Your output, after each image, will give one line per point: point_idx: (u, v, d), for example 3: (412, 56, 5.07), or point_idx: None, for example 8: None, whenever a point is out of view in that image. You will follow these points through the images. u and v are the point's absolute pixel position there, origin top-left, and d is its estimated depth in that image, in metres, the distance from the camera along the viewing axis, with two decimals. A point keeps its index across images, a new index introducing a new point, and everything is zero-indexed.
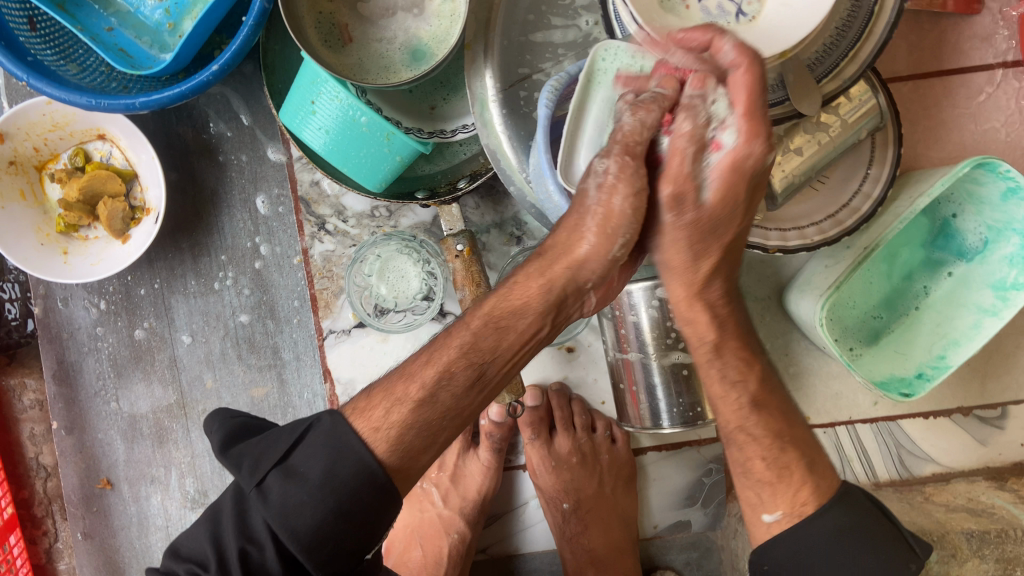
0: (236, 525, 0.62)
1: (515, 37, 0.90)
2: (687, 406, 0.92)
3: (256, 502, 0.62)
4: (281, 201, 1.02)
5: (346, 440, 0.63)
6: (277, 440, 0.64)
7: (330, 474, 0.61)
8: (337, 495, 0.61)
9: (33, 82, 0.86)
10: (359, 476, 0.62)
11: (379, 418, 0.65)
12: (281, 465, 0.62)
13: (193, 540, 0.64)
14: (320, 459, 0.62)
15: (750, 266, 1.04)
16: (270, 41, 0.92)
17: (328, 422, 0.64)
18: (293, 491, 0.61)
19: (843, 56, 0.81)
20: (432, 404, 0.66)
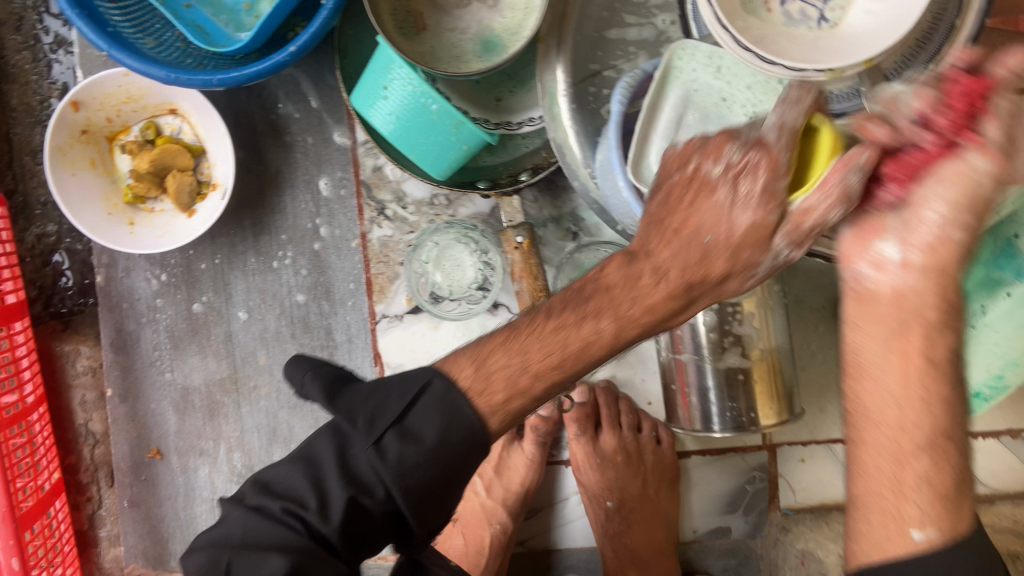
0: (339, 462, 0.61)
1: (588, 32, 0.90)
2: (741, 410, 0.91)
3: (368, 452, 0.61)
4: (343, 184, 1.03)
5: (459, 404, 0.61)
6: (385, 393, 0.63)
7: (444, 439, 0.61)
8: (447, 462, 0.61)
9: (114, 53, 0.87)
10: (469, 442, 0.61)
11: (502, 394, 0.61)
12: (397, 426, 0.61)
13: (286, 477, 0.63)
14: (435, 420, 0.61)
15: (807, 274, 1.03)
16: (344, 27, 0.94)
17: (441, 385, 0.62)
18: (408, 452, 0.60)
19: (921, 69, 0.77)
20: (550, 360, 0.61)
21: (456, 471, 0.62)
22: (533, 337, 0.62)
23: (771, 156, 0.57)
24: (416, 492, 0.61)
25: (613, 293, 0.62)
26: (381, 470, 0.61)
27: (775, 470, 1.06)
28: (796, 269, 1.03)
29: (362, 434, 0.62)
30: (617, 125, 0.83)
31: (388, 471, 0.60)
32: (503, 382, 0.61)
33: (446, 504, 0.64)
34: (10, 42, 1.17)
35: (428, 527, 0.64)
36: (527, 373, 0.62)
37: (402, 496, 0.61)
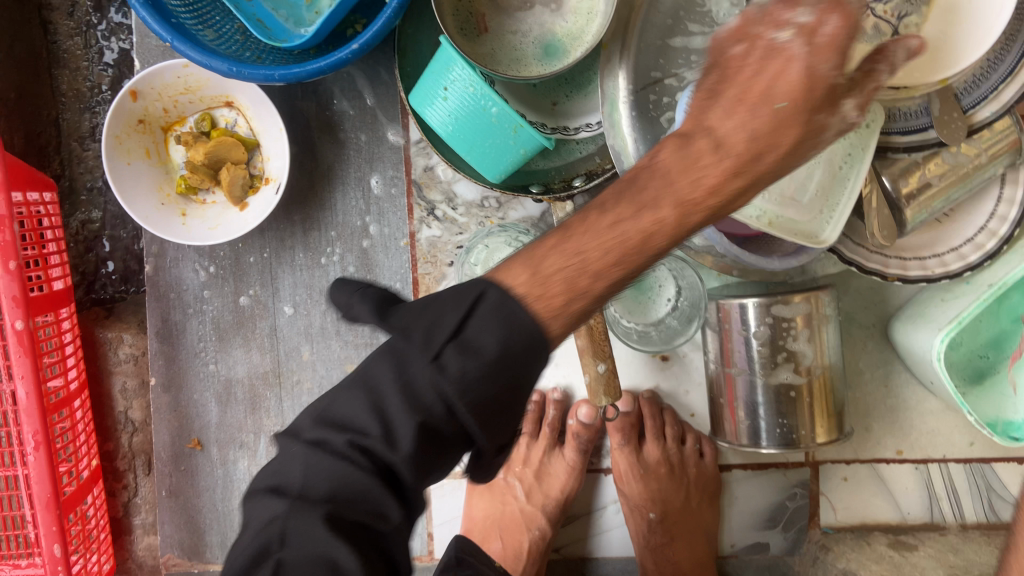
0: (397, 383, 0.52)
1: (651, 40, 0.90)
2: (790, 428, 0.89)
3: (428, 371, 0.51)
4: (395, 182, 1.02)
5: (519, 308, 0.51)
6: (440, 305, 0.54)
7: (507, 348, 0.51)
8: (511, 373, 0.51)
9: (177, 44, 0.87)
10: (532, 346, 0.51)
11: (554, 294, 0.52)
12: (456, 339, 0.52)
13: (346, 406, 0.55)
14: (493, 330, 0.51)
15: (858, 291, 1.02)
16: (405, 25, 0.93)
17: (496, 294, 0.52)
18: (469, 365, 0.51)
19: (993, 89, 0.80)
20: (611, 253, 0.53)
21: (521, 378, 0.52)
22: (586, 239, 0.53)
23: (844, 10, 0.53)
24: (481, 411, 0.51)
25: (667, 172, 0.55)
26: (441, 388, 0.51)
27: (816, 487, 1.06)
28: (848, 285, 1.02)
29: (419, 353, 0.53)
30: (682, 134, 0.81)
31: (451, 390, 0.51)
32: (559, 285, 0.52)
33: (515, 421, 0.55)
34: (62, 28, 1.18)
35: (498, 443, 0.54)
36: (583, 259, 0.53)
37: (466, 417, 0.51)
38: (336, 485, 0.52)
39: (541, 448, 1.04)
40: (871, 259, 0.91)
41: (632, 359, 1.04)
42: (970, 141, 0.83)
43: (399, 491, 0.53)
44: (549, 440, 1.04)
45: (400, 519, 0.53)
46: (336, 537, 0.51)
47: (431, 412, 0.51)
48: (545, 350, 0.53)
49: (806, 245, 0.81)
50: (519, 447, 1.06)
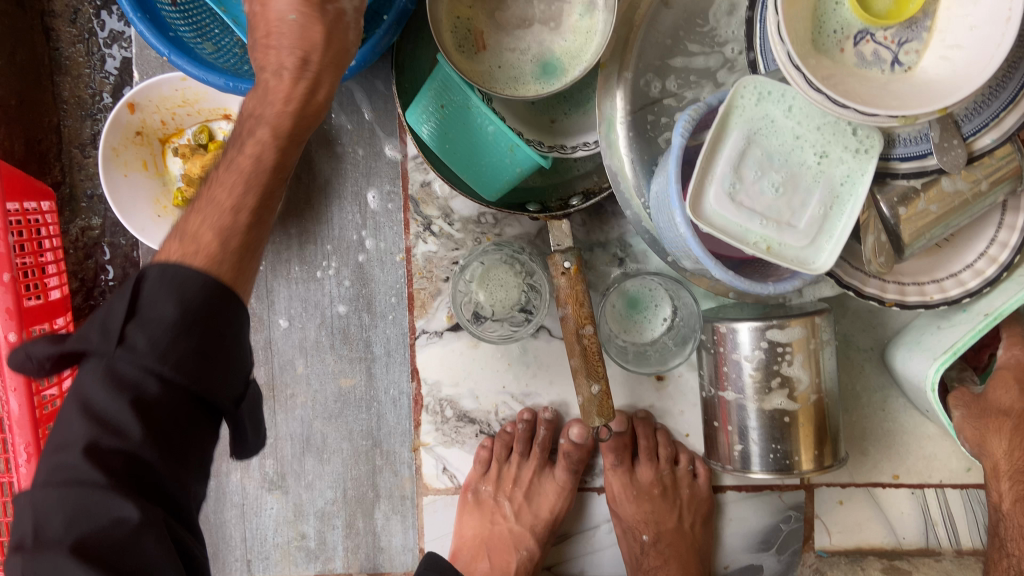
0: (100, 378, 0.58)
1: (651, 60, 0.89)
2: (783, 453, 0.89)
3: (123, 355, 0.58)
4: (391, 198, 1.02)
5: (181, 272, 0.61)
6: (110, 305, 0.60)
7: (184, 307, 0.59)
8: (203, 316, 0.60)
9: (174, 59, 0.87)
10: (208, 294, 0.61)
11: (206, 233, 0.65)
12: (132, 319, 0.59)
13: (65, 435, 0.58)
14: (166, 296, 0.59)
15: (855, 315, 1.02)
16: (404, 41, 0.93)
17: (158, 271, 0.61)
18: (156, 332, 0.58)
19: (994, 116, 0.78)
20: (247, 194, 0.67)
21: (219, 331, 0.61)
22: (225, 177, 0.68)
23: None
24: (186, 364, 0.59)
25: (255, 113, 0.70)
26: (134, 362, 0.58)
27: (811, 510, 1.05)
28: (845, 308, 1.02)
29: (106, 346, 0.59)
30: (679, 158, 0.80)
31: (147, 357, 0.58)
32: (209, 232, 0.65)
33: (229, 376, 0.62)
34: (64, 35, 1.18)
35: (226, 394, 0.62)
36: (227, 205, 0.67)
37: (174, 375, 0.58)
38: (61, 499, 0.55)
39: (532, 468, 1.05)
40: (868, 283, 0.90)
41: (626, 379, 1.04)
42: (971, 169, 0.83)
43: (150, 484, 0.58)
44: (539, 460, 1.05)
45: (141, 514, 0.56)
46: (74, 562, 0.54)
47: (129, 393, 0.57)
48: (234, 308, 0.63)
49: (800, 270, 0.81)
50: (510, 465, 1.05)
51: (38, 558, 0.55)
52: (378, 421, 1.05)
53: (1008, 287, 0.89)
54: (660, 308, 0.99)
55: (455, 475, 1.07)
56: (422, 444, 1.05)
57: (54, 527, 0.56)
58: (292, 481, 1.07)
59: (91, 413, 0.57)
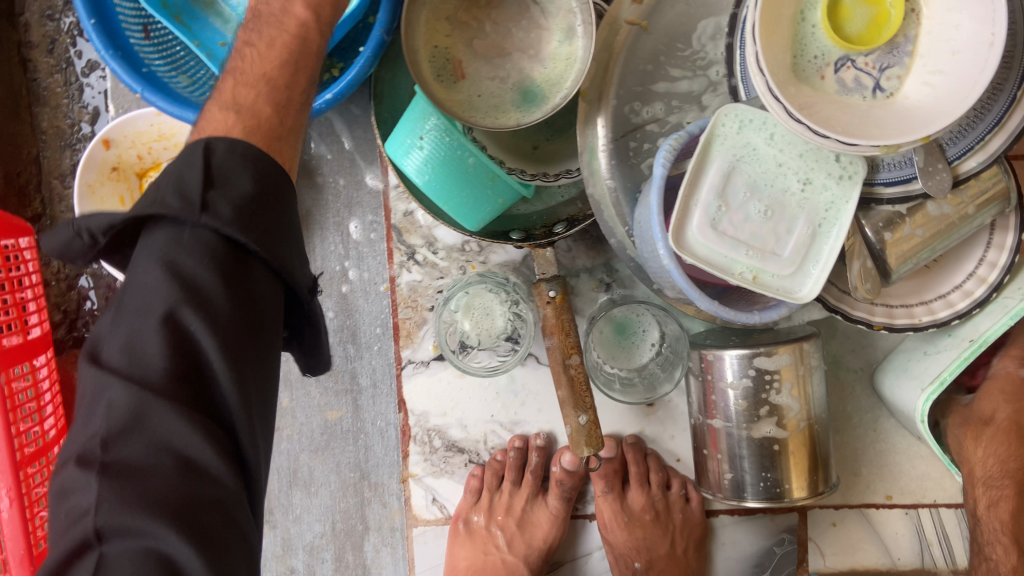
0: (181, 248, 0.56)
1: (631, 86, 0.88)
2: (774, 482, 0.87)
3: (200, 223, 0.56)
4: (374, 228, 1.01)
5: (248, 147, 0.61)
6: (168, 177, 0.58)
7: (262, 183, 0.60)
8: (272, 179, 0.61)
9: (148, 95, 0.86)
10: (273, 171, 0.62)
11: (242, 97, 0.67)
12: (208, 185, 0.57)
13: (128, 347, 0.55)
14: (244, 170, 0.60)
15: (845, 335, 1.01)
16: (381, 71, 0.91)
17: (223, 144, 0.60)
18: (239, 205, 0.58)
19: (980, 138, 0.77)
20: (276, 62, 0.70)
21: (273, 199, 0.61)
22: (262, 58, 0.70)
23: None
24: (263, 234, 0.58)
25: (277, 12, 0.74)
26: (213, 232, 0.57)
27: (804, 533, 1.04)
28: (834, 329, 1.01)
29: (182, 218, 0.56)
30: (661, 188, 0.79)
31: (230, 226, 0.57)
32: (247, 98, 0.67)
33: (286, 242, 0.61)
34: (41, 65, 1.16)
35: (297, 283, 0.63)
36: (264, 76, 0.69)
37: (255, 248, 0.58)
38: (140, 401, 0.54)
39: (523, 496, 1.03)
40: (856, 307, 0.89)
41: (616, 405, 1.03)
42: (956, 192, 0.82)
43: (222, 394, 0.57)
44: (531, 489, 1.03)
45: (217, 455, 0.55)
46: (155, 511, 0.52)
47: (213, 276, 0.56)
48: (283, 177, 0.63)
49: (785, 299, 0.80)
50: (501, 493, 1.03)
51: (113, 478, 0.52)
52: (365, 452, 1.04)
53: (992, 312, 0.89)
54: (647, 331, 0.98)
55: (445, 505, 1.05)
56: (411, 475, 1.04)
57: (131, 452, 0.54)
58: (280, 515, 1.06)
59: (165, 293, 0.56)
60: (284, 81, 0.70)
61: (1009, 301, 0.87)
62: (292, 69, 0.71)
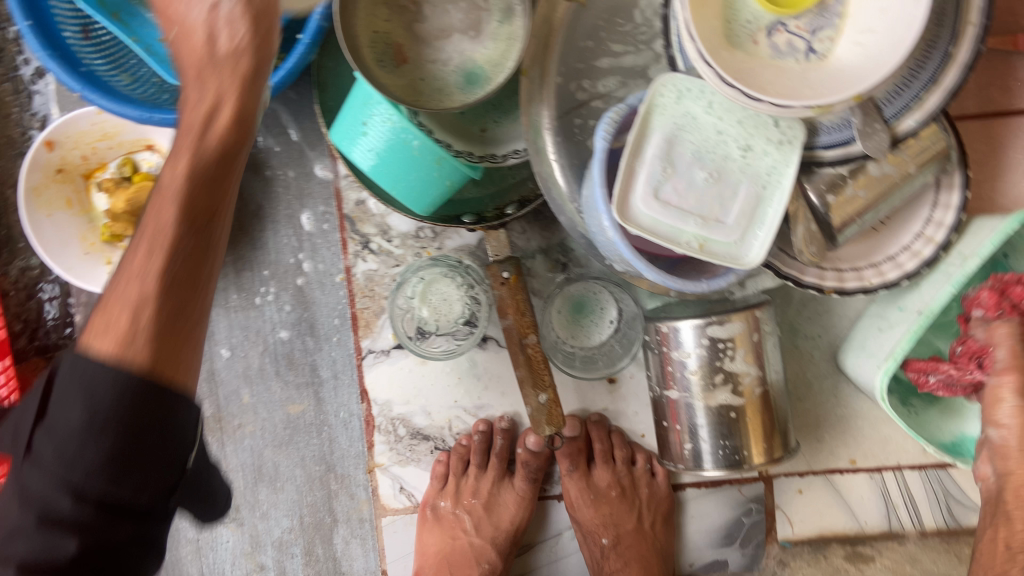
0: (15, 498, 0.54)
1: (572, 63, 0.88)
2: (733, 449, 0.88)
3: (30, 466, 0.55)
4: (327, 218, 1.01)
5: (88, 371, 0.55)
6: (30, 400, 0.59)
7: (92, 408, 0.54)
8: (106, 412, 0.54)
9: (86, 95, 0.85)
10: (120, 394, 0.55)
11: (137, 265, 0.60)
12: (42, 426, 0.56)
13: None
14: (74, 399, 0.54)
15: (802, 304, 1.01)
16: (324, 59, 0.92)
17: (68, 363, 0.56)
18: (66, 441, 0.54)
19: (915, 98, 0.78)
20: (154, 259, 0.60)
21: (146, 415, 0.56)
22: (135, 253, 0.61)
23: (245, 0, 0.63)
24: (106, 467, 0.54)
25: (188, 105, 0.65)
26: (42, 470, 0.54)
27: (772, 501, 1.04)
28: (790, 298, 1.01)
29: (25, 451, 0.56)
30: (603, 160, 0.80)
31: (71, 472, 0.53)
32: (133, 290, 0.60)
33: (179, 441, 0.58)
34: None
35: (166, 487, 0.57)
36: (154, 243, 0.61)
37: (87, 487, 0.53)
38: None
39: (490, 479, 1.03)
40: (807, 273, 0.89)
41: (577, 386, 1.03)
42: (897, 151, 0.82)
43: None
44: (497, 471, 1.03)
45: None
46: None
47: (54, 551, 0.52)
48: (166, 389, 0.58)
49: (733, 265, 0.81)
50: (468, 478, 1.03)
51: None
52: (330, 445, 1.04)
53: (938, 275, 0.89)
54: (606, 310, 0.99)
55: (413, 494, 1.05)
56: (377, 465, 1.04)
57: None
58: (247, 512, 1.05)
59: (14, 525, 0.53)
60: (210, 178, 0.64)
61: (952, 264, 0.88)
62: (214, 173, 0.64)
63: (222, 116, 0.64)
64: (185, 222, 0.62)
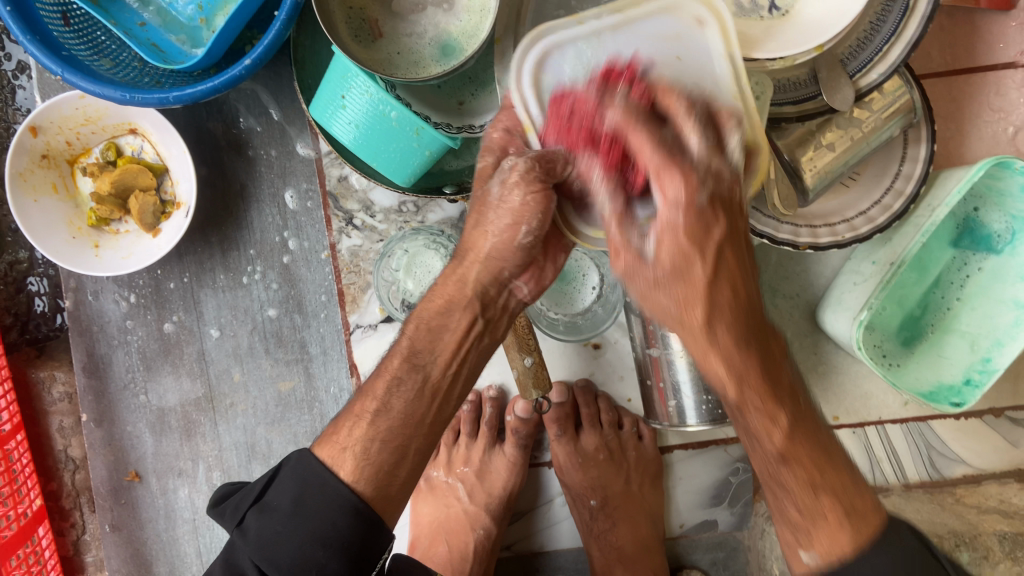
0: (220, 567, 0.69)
1: (545, 29, 0.86)
2: (717, 403, 0.91)
3: (237, 539, 0.68)
4: (310, 196, 1.02)
5: (313, 472, 0.69)
6: (256, 481, 0.72)
7: (297, 505, 0.67)
8: (309, 525, 0.66)
9: (68, 77, 0.85)
10: (324, 500, 0.68)
11: (344, 438, 0.71)
12: (257, 504, 0.69)
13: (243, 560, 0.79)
14: (287, 492, 0.68)
15: (780, 264, 1.03)
16: (300, 36, 0.92)
17: (295, 457, 0.71)
18: (268, 524, 0.67)
19: (878, 51, 0.79)
20: (388, 390, 0.71)
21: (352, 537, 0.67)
22: (380, 378, 0.72)
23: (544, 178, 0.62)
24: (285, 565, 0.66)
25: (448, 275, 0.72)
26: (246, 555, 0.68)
27: None
28: (767, 258, 1.03)
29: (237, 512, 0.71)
30: None
31: (256, 553, 0.67)
32: (376, 404, 0.72)
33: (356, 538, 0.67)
34: None
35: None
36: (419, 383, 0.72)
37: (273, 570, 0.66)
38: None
39: (480, 447, 1.04)
40: (780, 229, 0.90)
41: (563, 351, 1.05)
42: (861, 105, 0.85)
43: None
44: (487, 438, 1.04)
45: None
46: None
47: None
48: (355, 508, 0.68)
49: None
50: (459, 447, 1.07)
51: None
52: (321, 420, 1.05)
53: (909, 229, 0.91)
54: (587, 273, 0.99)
55: None
56: None
57: None
58: None
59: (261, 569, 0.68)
60: (444, 327, 0.72)
61: (921, 218, 0.90)
62: (457, 320, 0.72)
63: (472, 274, 0.70)
64: (416, 369, 0.72)
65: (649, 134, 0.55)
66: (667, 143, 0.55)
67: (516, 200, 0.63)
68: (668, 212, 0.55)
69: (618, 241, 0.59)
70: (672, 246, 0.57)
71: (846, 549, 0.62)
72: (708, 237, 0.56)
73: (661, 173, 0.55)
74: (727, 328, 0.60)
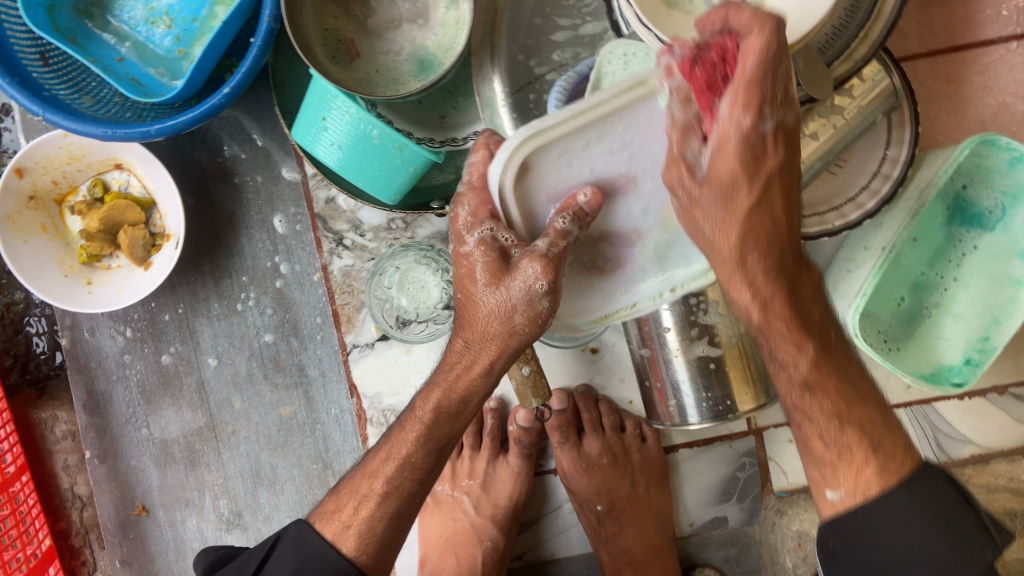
0: None
1: (520, 40, 0.89)
2: (718, 399, 0.91)
3: None
4: (298, 219, 1.02)
5: (310, 546, 0.72)
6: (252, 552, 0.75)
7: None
8: None
9: (49, 116, 0.85)
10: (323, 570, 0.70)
11: (348, 515, 0.73)
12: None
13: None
14: (287, 563, 0.71)
15: None
16: (279, 61, 0.93)
17: (295, 526, 0.75)
18: None
19: (853, 37, 0.77)
20: (393, 468, 0.73)
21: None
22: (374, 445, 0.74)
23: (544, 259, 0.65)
24: None
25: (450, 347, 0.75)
26: None
27: (764, 454, 1.05)
28: None
29: None
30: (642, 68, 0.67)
31: None
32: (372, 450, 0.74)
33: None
34: None
35: None
36: (419, 431, 0.74)
37: None
38: None
39: (484, 459, 1.04)
40: None
41: (562, 358, 1.04)
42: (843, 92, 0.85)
43: None
44: (491, 450, 1.04)
45: None
46: None
47: None
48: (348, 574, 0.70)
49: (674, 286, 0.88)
50: (464, 460, 1.07)
51: None
52: (325, 442, 1.05)
53: (897, 214, 0.91)
54: None
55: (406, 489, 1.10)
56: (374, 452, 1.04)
57: None
58: (250, 517, 1.07)
59: None
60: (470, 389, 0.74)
61: (909, 200, 0.90)
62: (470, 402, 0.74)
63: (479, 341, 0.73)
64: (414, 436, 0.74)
65: (762, 45, 0.53)
66: (773, 56, 0.54)
67: (542, 304, 0.67)
68: (726, 127, 0.58)
69: (675, 151, 0.62)
70: (726, 167, 0.61)
71: (869, 485, 0.69)
72: (760, 163, 0.61)
73: (735, 85, 0.56)
74: (758, 257, 0.67)
